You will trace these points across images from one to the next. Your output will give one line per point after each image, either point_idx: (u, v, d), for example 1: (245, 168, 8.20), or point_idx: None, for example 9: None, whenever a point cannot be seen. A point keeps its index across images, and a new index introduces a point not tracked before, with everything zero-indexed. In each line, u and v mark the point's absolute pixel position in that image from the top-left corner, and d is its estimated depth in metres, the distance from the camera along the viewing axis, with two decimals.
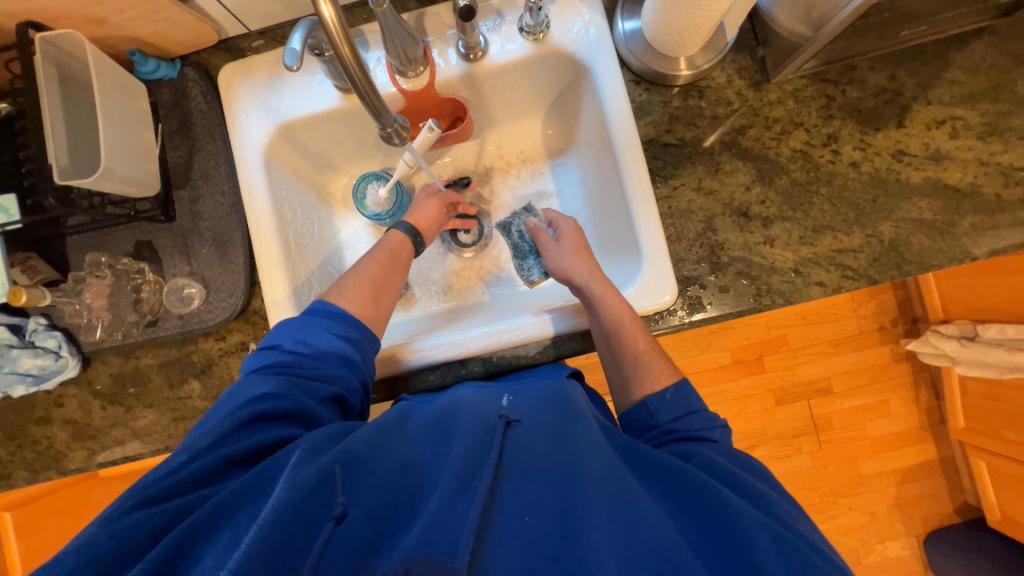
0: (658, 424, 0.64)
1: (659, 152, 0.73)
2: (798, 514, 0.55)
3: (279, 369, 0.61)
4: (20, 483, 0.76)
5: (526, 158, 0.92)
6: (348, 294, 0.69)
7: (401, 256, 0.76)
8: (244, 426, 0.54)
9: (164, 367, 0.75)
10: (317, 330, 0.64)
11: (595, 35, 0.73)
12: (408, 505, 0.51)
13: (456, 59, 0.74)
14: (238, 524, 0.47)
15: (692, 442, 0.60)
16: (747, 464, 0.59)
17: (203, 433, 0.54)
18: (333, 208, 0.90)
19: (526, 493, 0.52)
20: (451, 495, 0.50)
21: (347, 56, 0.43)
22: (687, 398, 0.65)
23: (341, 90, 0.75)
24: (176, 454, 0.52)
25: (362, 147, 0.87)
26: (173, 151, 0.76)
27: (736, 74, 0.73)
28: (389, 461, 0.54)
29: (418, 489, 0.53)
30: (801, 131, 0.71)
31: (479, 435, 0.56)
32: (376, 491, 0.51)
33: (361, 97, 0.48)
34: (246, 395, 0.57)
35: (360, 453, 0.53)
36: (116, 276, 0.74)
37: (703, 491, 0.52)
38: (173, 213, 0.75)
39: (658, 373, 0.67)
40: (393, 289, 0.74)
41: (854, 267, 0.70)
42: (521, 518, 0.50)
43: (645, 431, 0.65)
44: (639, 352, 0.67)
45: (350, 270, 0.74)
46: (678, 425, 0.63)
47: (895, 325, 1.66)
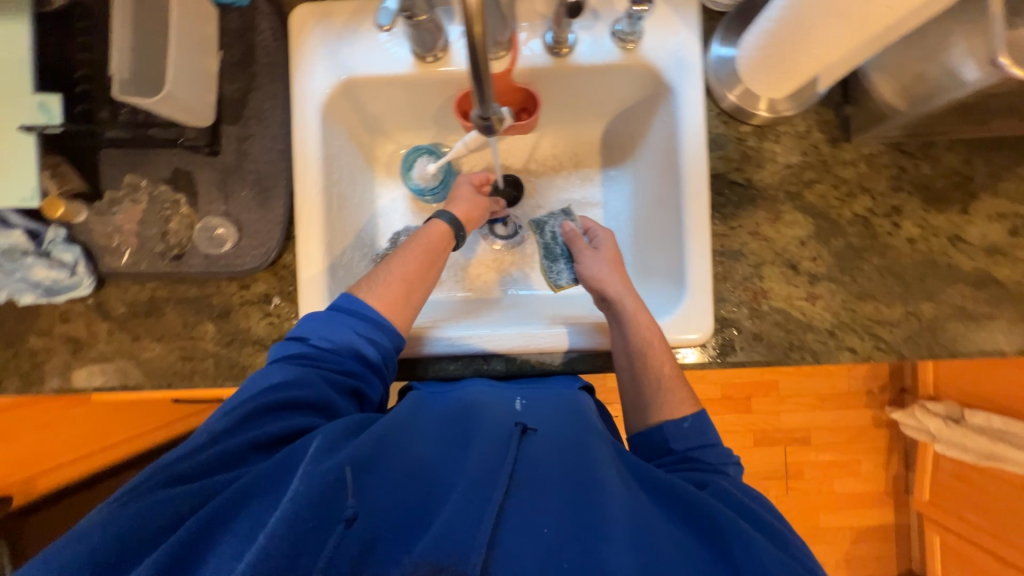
0: (673, 450, 0.64)
1: (724, 188, 0.72)
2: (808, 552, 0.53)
3: (303, 361, 0.60)
4: (10, 392, 0.73)
5: (579, 163, 0.90)
6: (377, 289, 0.67)
7: (438, 254, 0.74)
8: (270, 411, 0.54)
9: (180, 303, 0.73)
10: (341, 327, 0.62)
11: (686, 55, 0.71)
12: (420, 512, 0.49)
13: (540, 49, 0.72)
14: (256, 510, 0.46)
15: (704, 473, 0.60)
16: (756, 498, 0.59)
17: (227, 414, 0.54)
18: (375, 174, 0.87)
19: (539, 504, 0.51)
20: (465, 504, 0.49)
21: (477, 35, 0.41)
22: (704, 428, 0.64)
23: (416, 58, 0.72)
24: (203, 435, 0.52)
25: (419, 117, 0.84)
26: (229, 84, 0.72)
27: (816, 126, 0.72)
28: (404, 460, 0.53)
29: (430, 492, 0.51)
30: (866, 197, 0.71)
31: (497, 446, 0.55)
32: (389, 490, 0.50)
33: (476, 79, 0.46)
34: (269, 380, 0.57)
35: (374, 453, 0.51)
36: (150, 201, 0.71)
37: (719, 519, 0.50)
38: (219, 148, 0.72)
39: (677, 403, 0.66)
40: (422, 289, 0.70)
41: (886, 340, 0.70)
42: (540, 529, 0.49)
43: (658, 456, 0.65)
44: (661, 378, 0.67)
45: (386, 260, 0.71)
46: (695, 456, 0.63)
47: (883, 391, 1.69)
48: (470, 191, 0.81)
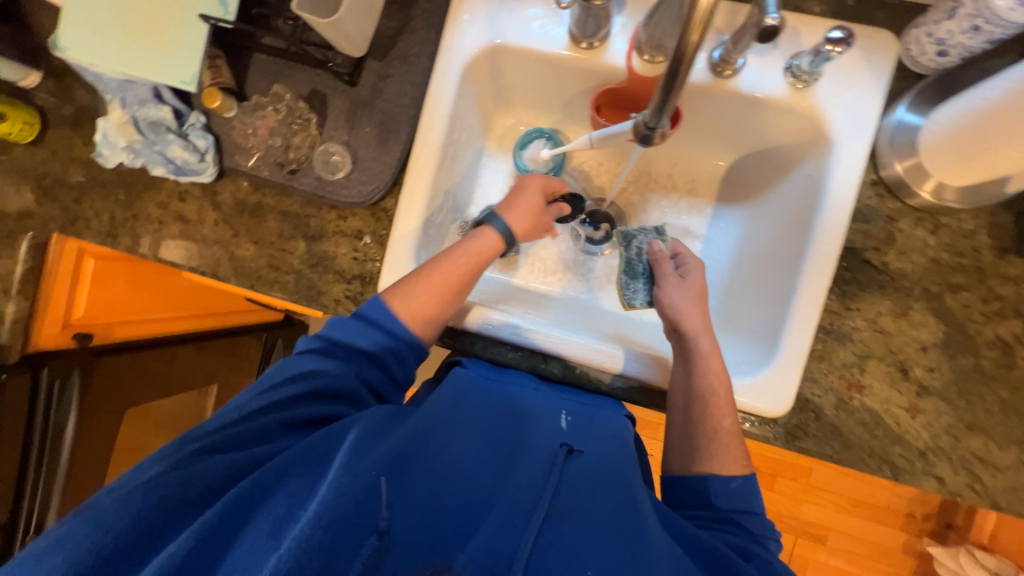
0: (714, 506, 0.59)
1: (853, 264, 0.65)
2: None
3: (334, 353, 0.59)
4: (121, 249, 0.80)
5: (693, 190, 0.84)
6: (408, 300, 0.62)
7: (484, 264, 0.67)
8: (296, 399, 0.56)
9: (281, 215, 0.76)
10: (372, 329, 0.60)
11: (862, 112, 0.64)
12: (455, 526, 0.47)
13: (703, 65, 0.67)
14: (289, 492, 0.48)
15: (749, 543, 0.55)
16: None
17: (261, 394, 0.55)
18: (487, 143, 0.87)
19: (579, 543, 0.47)
20: (505, 524, 0.46)
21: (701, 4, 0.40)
22: (752, 494, 0.60)
23: (571, 41, 0.70)
24: (241, 407, 0.54)
25: (548, 100, 0.82)
26: (385, 21, 0.73)
27: (985, 227, 0.63)
28: (438, 463, 0.51)
29: (465, 503, 0.49)
30: (1017, 323, 0.62)
31: (540, 467, 0.52)
32: (423, 499, 0.48)
33: (671, 66, 0.45)
34: (297, 368, 0.57)
35: (405, 459, 0.49)
36: (284, 113, 0.74)
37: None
38: (358, 80, 0.73)
39: (728, 460, 0.61)
40: (455, 303, 0.65)
41: (984, 483, 0.62)
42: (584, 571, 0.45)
43: (694, 506, 0.60)
44: (716, 433, 0.62)
45: (428, 263, 0.65)
46: (738, 520, 0.58)
47: (926, 519, 1.54)
48: (529, 198, 0.71)
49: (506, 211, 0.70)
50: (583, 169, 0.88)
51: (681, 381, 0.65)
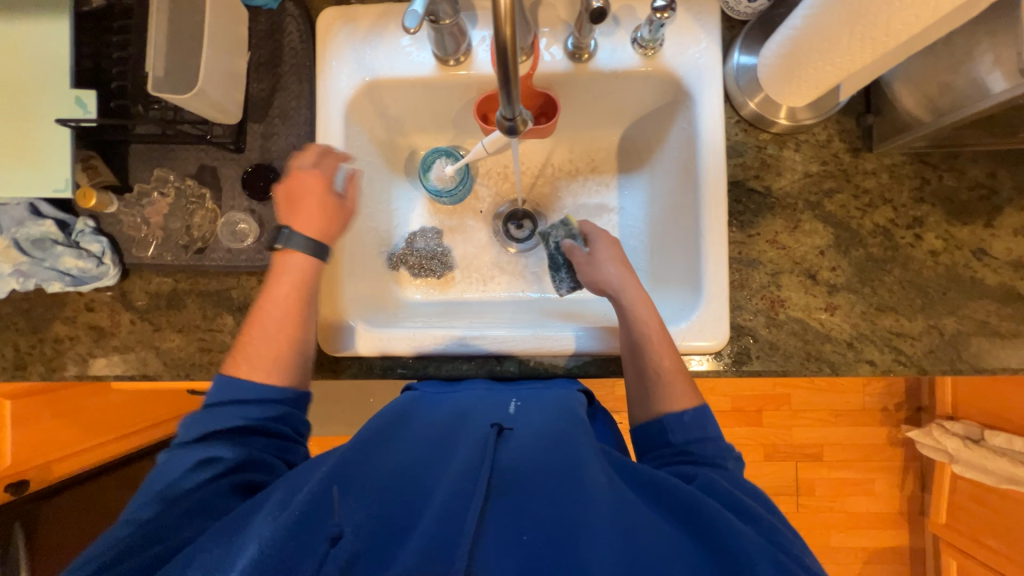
0: (671, 442, 0.62)
1: (742, 196, 0.72)
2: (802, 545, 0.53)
3: (218, 440, 0.57)
4: (34, 378, 0.75)
5: (596, 168, 0.89)
6: (264, 365, 0.61)
7: (310, 284, 0.65)
8: (191, 490, 0.54)
9: (201, 295, 0.75)
10: (243, 403, 0.59)
11: (707, 63, 0.71)
12: (407, 520, 0.48)
13: (561, 55, 0.73)
14: (214, 555, 0.47)
15: (698, 464, 0.59)
16: (747, 486, 0.58)
17: (154, 502, 0.53)
18: (394, 175, 0.89)
19: (525, 507, 0.49)
20: (449, 505, 0.48)
21: (505, 36, 0.42)
22: (704, 421, 0.63)
23: (438, 61, 0.74)
24: (137, 523, 0.51)
25: (439, 120, 0.85)
26: (256, 84, 0.74)
27: (838, 135, 0.71)
28: (382, 474, 0.52)
29: (415, 500, 0.50)
30: (887, 208, 0.70)
31: (476, 448, 0.54)
32: (371, 503, 0.49)
33: (503, 83, 0.46)
34: (179, 465, 0.55)
35: (350, 471, 0.51)
36: (175, 196, 0.73)
37: (708, 512, 0.49)
38: (244, 145, 0.73)
39: (677, 393, 0.64)
40: (308, 333, 0.65)
41: (907, 353, 0.69)
42: (519, 536, 0.47)
43: (654, 447, 0.64)
44: (658, 370, 0.65)
45: (263, 308, 0.64)
46: (693, 449, 0.61)
47: (899, 409, 1.65)
48: (312, 200, 0.66)
49: (289, 215, 0.66)
50: (492, 175, 0.91)
51: (626, 333, 0.68)
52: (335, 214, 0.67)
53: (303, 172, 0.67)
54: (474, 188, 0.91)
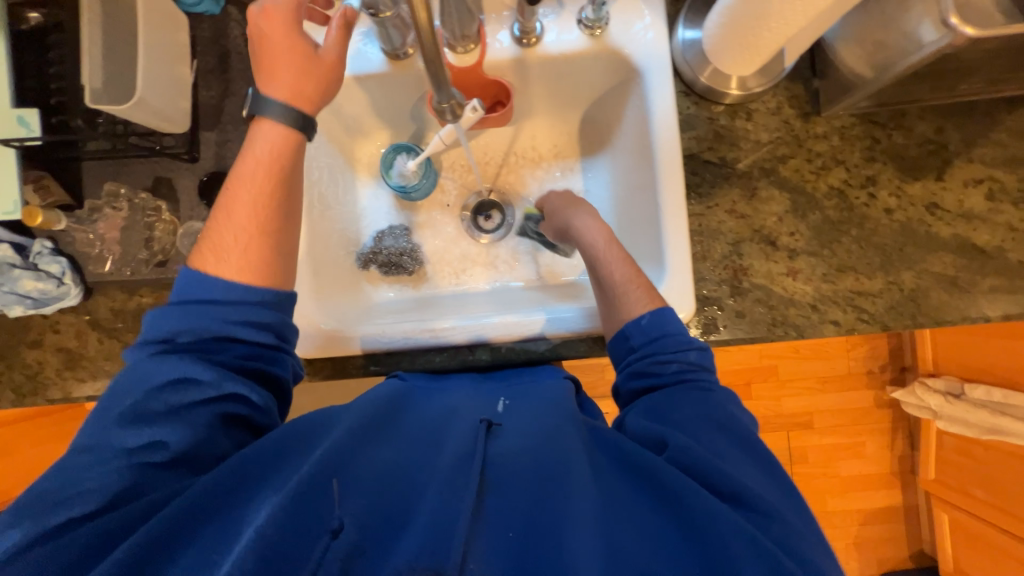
0: (634, 348, 0.62)
1: (698, 168, 0.72)
2: (783, 495, 0.51)
3: (195, 358, 0.53)
4: (4, 404, 0.74)
5: (559, 153, 0.89)
6: (237, 253, 0.57)
7: (282, 171, 0.60)
8: (166, 412, 0.50)
9: (167, 309, 0.74)
10: (215, 316, 0.54)
11: (653, 39, 0.72)
12: (401, 513, 0.48)
13: (508, 41, 0.73)
14: (207, 535, 0.45)
15: (669, 392, 0.58)
16: (730, 430, 0.54)
17: (129, 426, 0.49)
18: (358, 174, 0.88)
19: (512, 504, 0.49)
20: (441, 504, 0.48)
21: (421, 23, 0.42)
22: (664, 320, 0.61)
23: (387, 56, 0.74)
24: (112, 454, 0.48)
25: (397, 116, 0.85)
26: (206, 91, 0.73)
27: (787, 101, 0.72)
28: (374, 463, 0.51)
29: (408, 496, 0.50)
30: (840, 169, 0.71)
31: (466, 446, 0.53)
32: (366, 494, 0.48)
33: (427, 66, 0.48)
34: (150, 381, 0.51)
35: (344, 457, 0.50)
36: (131, 209, 0.72)
37: (689, 499, 0.48)
38: (198, 154, 0.72)
39: (635, 302, 0.64)
40: (290, 226, 0.62)
41: (870, 311, 0.70)
42: (505, 533, 0.47)
43: (623, 357, 0.63)
44: (615, 283, 0.66)
45: (233, 195, 0.60)
46: (659, 348, 0.60)
47: (884, 371, 1.68)
48: (291, 52, 0.59)
49: (270, 86, 0.59)
50: (455, 168, 0.91)
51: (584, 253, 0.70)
52: (313, 70, 0.60)
53: (259, 10, 0.59)
54: (439, 182, 0.91)
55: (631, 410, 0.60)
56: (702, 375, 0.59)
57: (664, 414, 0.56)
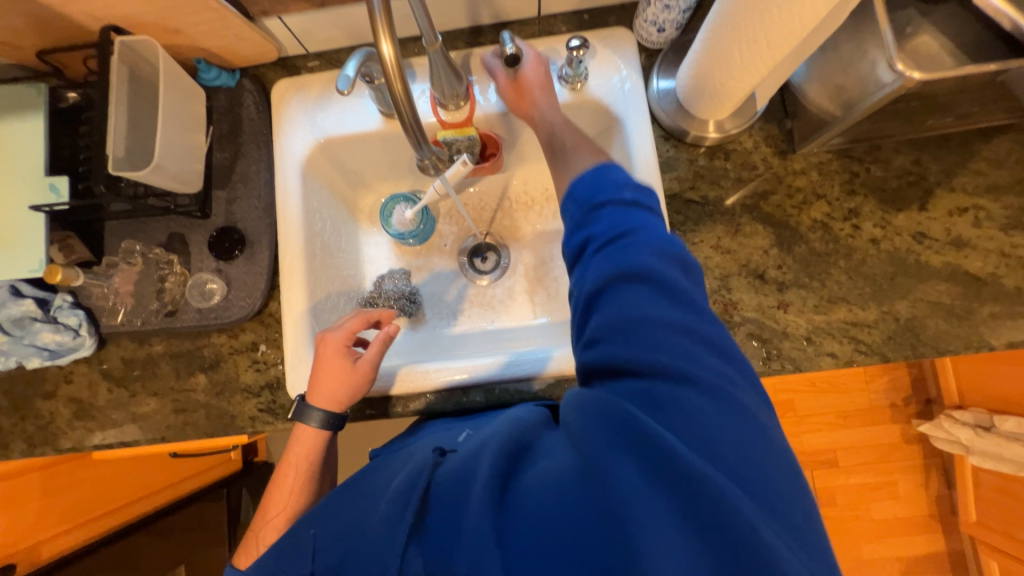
0: (579, 201, 0.55)
1: (681, 207, 0.75)
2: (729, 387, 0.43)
3: None
4: (16, 455, 0.76)
5: (550, 197, 0.93)
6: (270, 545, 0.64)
7: (314, 464, 0.68)
8: None
9: (174, 356, 0.77)
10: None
11: (631, 89, 0.76)
12: (353, 538, 0.47)
13: (494, 97, 0.79)
14: None
15: (608, 245, 0.50)
16: (670, 293, 0.47)
17: None
18: (359, 224, 0.93)
19: (446, 517, 0.44)
20: (379, 531, 0.45)
21: (396, 89, 0.46)
22: (606, 172, 0.56)
23: (384, 115, 0.79)
24: None
25: (396, 169, 0.90)
26: (219, 153, 0.80)
27: (763, 141, 0.75)
28: (333, 516, 0.50)
29: (355, 529, 0.48)
30: (822, 203, 0.73)
31: (410, 474, 0.49)
32: (331, 544, 0.48)
33: (404, 126, 0.52)
34: None
35: (316, 511, 0.52)
36: (146, 264, 0.77)
37: (616, 475, 0.39)
38: (209, 210, 0.78)
39: (584, 159, 0.62)
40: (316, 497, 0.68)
41: (867, 342, 0.69)
42: (439, 543, 0.43)
43: (567, 211, 0.57)
44: (565, 149, 0.65)
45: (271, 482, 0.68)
46: (600, 199, 0.53)
47: (908, 404, 1.60)
48: (332, 367, 0.68)
49: (316, 391, 0.68)
50: (452, 214, 0.95)
51: (538, 129, 0.70)
52: (350, 378, 0.68)
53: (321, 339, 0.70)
54: (437, 227, 0.95)
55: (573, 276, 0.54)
56: (635, 210, 0.52)
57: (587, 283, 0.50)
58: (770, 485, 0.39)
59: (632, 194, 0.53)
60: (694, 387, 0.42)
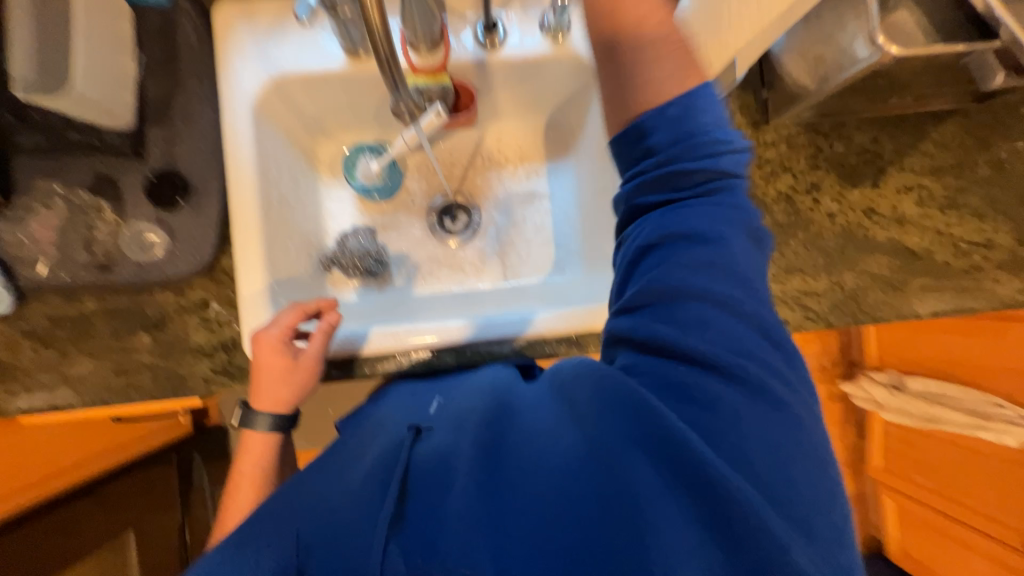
0: (653, 149, 0.47)
1: None
2: (777, 386, 0.43)
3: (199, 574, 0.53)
4: None
5: (524, 156, 0.90)
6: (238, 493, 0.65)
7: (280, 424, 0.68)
8: None
9: (110, 315, 0.70)
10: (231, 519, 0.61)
11: None
12: (328, 501, 0.47)
13: (471, 44, 0.75)
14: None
15: (683, 211, 0.46)
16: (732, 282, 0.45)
17: None
18: (320, 176, 0.86)
19: (440, 495, 0.43)
20: (360, 505, 0.44)
21: (372, 22, 0.42)
22: (694, 113, 0.47)
23: (348, 54, 0.72)
24: None
25: (360, 116, 0.83)
26: (152, 85, 0.70)
27: (739, 111, 0.76)
28: (313, 484, 0.50)
29: (332, 498, 0.47)
30: (788, 176, 0.75)
31: (385, 454, 0.49)
32: (309, 515, 0.46)
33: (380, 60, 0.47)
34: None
35: (291, 481, 0.52)
36: (70, 209, 0.68)
37: (624, 459, 0.41)
38: (144, 151, 0.69)
39: (667, 76, 0.48)
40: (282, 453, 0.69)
41: (815, 310, 0.74)
42: (433, 521, 0.41)
43: (633, 160, 0.49)
44: (635, 49, 0.49)
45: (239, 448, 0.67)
46: (681, 155, 0.46)
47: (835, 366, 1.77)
48: (270, 367, 0.64)
49: (258, 395, 0.65)
50: (421, 170, 0.90)
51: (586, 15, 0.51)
52: (292, 377, 0.65)
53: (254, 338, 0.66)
54: (405, 183, 0.90)
55: (626, 235, 0.51)
56: (724, 182, 0.47)
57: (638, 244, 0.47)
58: (775, 481, 0.41)
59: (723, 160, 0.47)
60: (738, 382, 0.43)
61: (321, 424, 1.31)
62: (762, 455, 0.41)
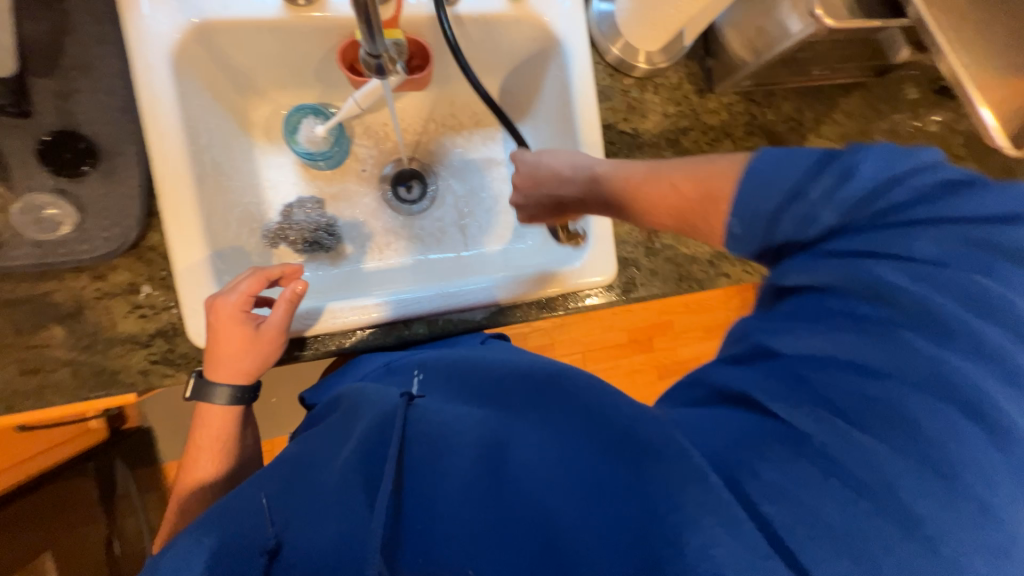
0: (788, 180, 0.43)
1: (615, 137, 0.78)
2: (990, 444, 0.34)
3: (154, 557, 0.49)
4: None
5: (479, 122, 0.88)
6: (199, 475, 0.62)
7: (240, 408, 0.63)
8: None
9: (8, 306, 0.59)
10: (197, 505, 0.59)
11: (572, 9, 0.74)
12: (316, 477, 0.45)
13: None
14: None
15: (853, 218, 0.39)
16: (934, 328, 0.36)
17: None
18: (255, 140, 0.77)
19: (439, 485, 0.42)
20: (346, 484, 0.43)
21: None
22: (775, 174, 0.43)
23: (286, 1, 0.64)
24: None
25: (297, 73, 0.75)
26: (34, 24, 0.59)
27: (686, 78, 0.80)
28: (299, 462, 0.48)
29: (321, 474, 0.45)
30: (729, 141, 0.82)
31: (379, 419, 0.48)
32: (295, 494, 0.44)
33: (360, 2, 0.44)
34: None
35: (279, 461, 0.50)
36: None
37: (631, 469, 0.40)
38: (31, 107, 0.58)
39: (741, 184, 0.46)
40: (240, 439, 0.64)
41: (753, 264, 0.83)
42: (431, 510, 0.42)
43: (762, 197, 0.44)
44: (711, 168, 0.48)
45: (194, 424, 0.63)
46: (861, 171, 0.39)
47: None
48: (229, 331, 0.59)
49: (216, 360, 0.60)
50: (370, 134, 0.84)
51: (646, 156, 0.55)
52: (254, 344, 0.60)
53: (214, 300, 0.60)
54: (352, 148, 0.84)
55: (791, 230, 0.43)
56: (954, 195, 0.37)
57: (780, 280, 0.43)
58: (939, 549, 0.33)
59: (942, 177, 0.38)
60: (929, 439, 0.35)
61: (267, 415, 1.22)
62: (922, 523, 0.33)
